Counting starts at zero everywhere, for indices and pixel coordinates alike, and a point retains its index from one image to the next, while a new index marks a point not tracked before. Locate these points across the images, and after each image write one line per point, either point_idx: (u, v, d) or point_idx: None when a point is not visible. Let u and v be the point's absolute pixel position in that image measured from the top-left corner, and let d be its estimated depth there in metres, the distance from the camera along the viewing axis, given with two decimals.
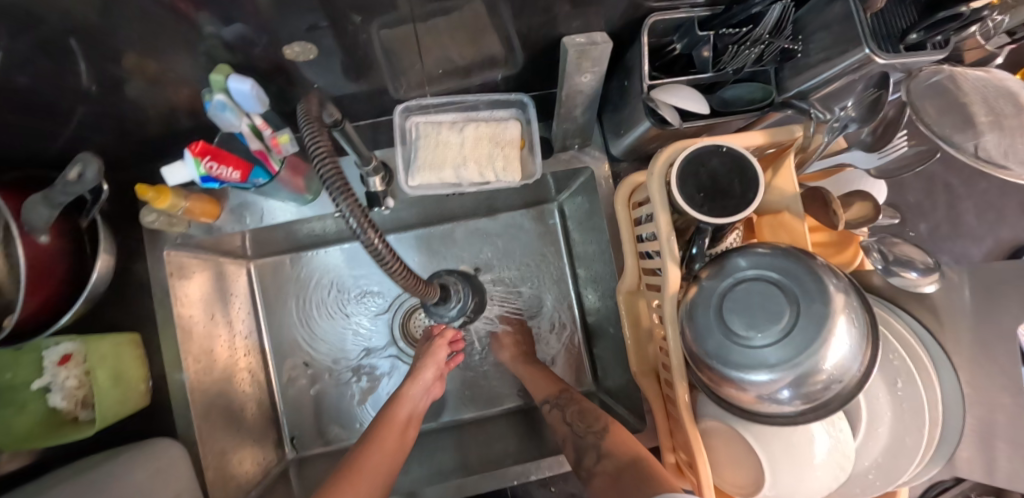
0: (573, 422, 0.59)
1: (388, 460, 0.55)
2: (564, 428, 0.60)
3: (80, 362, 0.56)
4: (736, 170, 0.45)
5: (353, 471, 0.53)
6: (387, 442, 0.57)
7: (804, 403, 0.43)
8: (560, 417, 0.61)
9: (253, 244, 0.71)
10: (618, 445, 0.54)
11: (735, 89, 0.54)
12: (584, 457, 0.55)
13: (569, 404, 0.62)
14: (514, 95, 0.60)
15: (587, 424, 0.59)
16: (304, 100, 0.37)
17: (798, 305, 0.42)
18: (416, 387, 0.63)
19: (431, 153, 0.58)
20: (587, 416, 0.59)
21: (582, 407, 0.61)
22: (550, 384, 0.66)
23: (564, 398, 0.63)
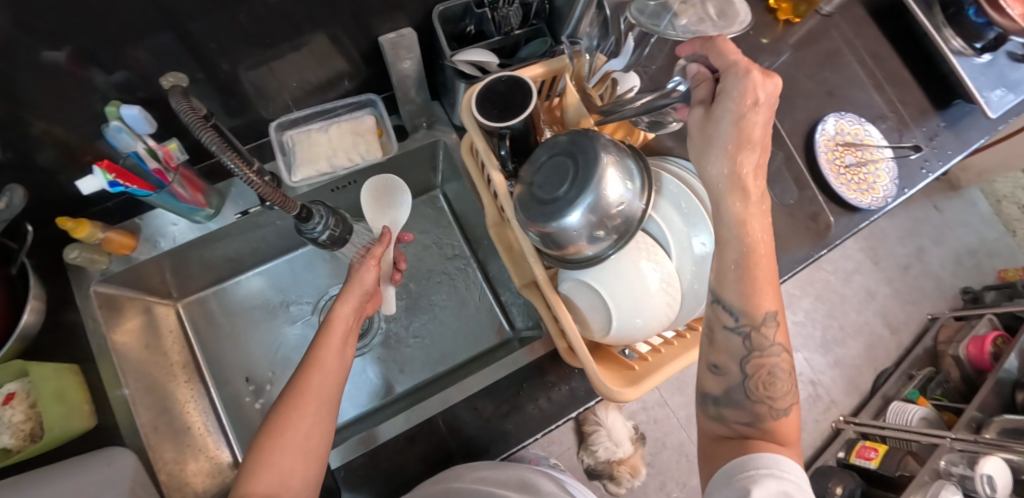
0: (753, 382, 0.49)
1: (330, 373, 0.57)
2: (735, 364, 0.50)
3: (25, 398, 0.61)
4: (516, 88, 0.61)
5: (300, 392, 0.55)
6: (329, 352, 0.58)
7: (611, 235, 0.57)
8: (747, 347, 0.49)
9: (176, 282, 0.80)
10: (786, 425, 0.49)
11: (528, 48, 0.71)
12: (741, 408, 0.49)
13: (765, 353, 0.49)
14: (364, 96, 0.75)
15: (774, 393, 0.49)
16: (171, 95, 0.48)
17: (583, 161, 0.56)
18: (347, 306, 0.62)
19: (306, 152, 0.72)
20: (777, 381, 0.49)
21: (771, 367, 0.49)
22: (767, 297, 0.49)
23: (768, 339, 0.49)
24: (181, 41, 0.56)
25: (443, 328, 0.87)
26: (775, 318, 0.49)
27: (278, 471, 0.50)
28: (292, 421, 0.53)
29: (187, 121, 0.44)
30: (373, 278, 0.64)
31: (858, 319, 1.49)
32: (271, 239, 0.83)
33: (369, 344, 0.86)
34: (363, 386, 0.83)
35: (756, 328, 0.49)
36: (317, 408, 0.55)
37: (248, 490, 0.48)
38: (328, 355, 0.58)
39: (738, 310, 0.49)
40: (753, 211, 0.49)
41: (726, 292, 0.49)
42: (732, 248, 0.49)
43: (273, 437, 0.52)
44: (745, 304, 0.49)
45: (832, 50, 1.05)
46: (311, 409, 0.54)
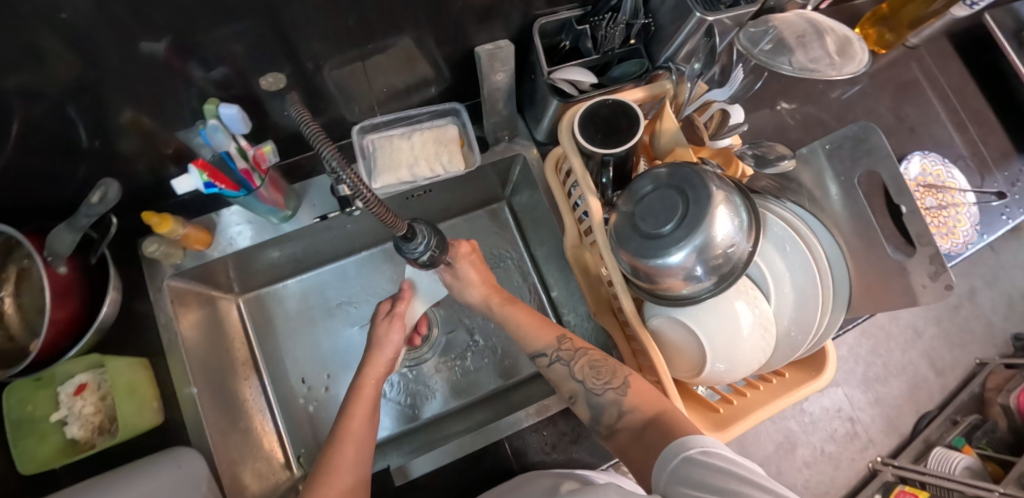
0: (585, 377, 0.60)
1: (362, 444, 0.56)
2: (574, 383, 0.60)
3: (96, 390, 0.62)
4: (623, 114, 0.58)
5: (334, 468, 0.54)
6: (358, 420, 0.58)
7: (714, 276, 0.55)
8: (567, 369, 0.61)
9: (240, 278, 0.80)
10: (635, 396, 0.56)
11: (620, 68, 0.68)
12: (605, 410, 0.57)
13: (578, 361, 0.61)
14: (448, 105, 0.73)
15: (603, 379, 0.59)
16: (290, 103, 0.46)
17: (692, 201, 0.53)
18: (375, 372, 0.63)
19: (388, 158, 0.70)
20: (601, 371, 0.59)
21: (590, 360, 0.61)
22: (549, 331, 0.64)
23: (567, 352, 0.62)
24: (286, 40, 0.55)
25: (499, 345, 0.86)
26: (549, 349, 0.63)
27: None
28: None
29: (309, 133, 0.42)
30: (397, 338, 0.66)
31: (903, 358, 1.45)
32: (337, 241, 0.82)
33: (426, 353, 0.84)
34: (416, 397, 0.82)
35: (559, 347, 0.63)
36: (356, 455, 0.55)
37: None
38: (358, 424, 0.57)
39: (543, 348, 0.63)
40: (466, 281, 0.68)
41: (529, 342, 0.64)
42: (517, 330, 0.66)
43: None
44: (542, 340, 0.63)
45: (915, 83, 1.01)
46: (350, 451, 0.55)
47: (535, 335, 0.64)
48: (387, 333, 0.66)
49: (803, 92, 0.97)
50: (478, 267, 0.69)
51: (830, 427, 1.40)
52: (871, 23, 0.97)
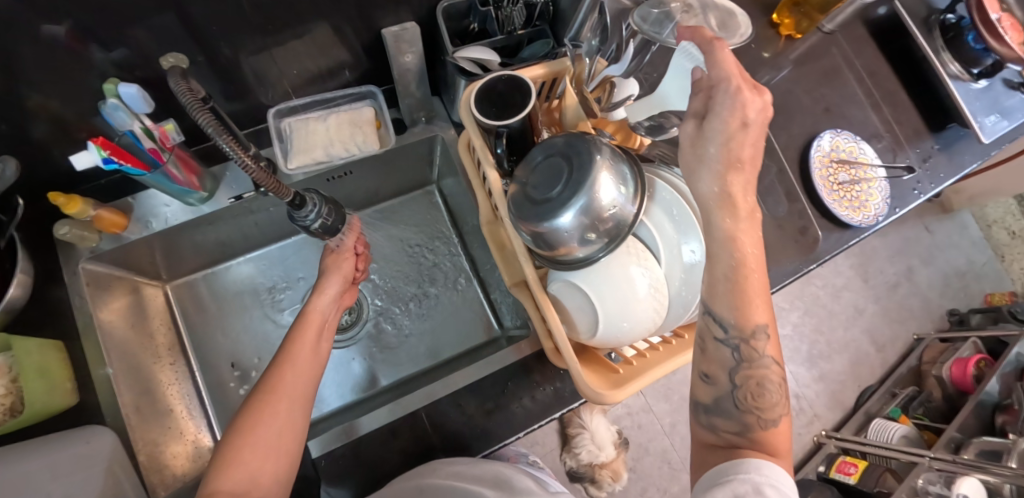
0: (743, 388, 0.47)
1: (306, 369, 0.60)
2: (724, 373, 0.48)
3: (7, 372, 0.59)
4: (516, 88, 0.61)
5: (271, 390, 0.56)
6: (302, 348, 0.60)
7: (604, 238, 0.58)
8: (735, 360, 0.47)
9: (166, 264, 0.80)
10: (776, 436, 0.46)
11: (530, 49, 0.71)
12: (738, 419, 0.47)
13: (755, 366, 0.47)
14: (364, 88, 0.75)
15: (758, 403, 0.46)
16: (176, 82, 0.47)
17: (576, 163, 0.57)
18: (322, 300, 0.66)
19: (302, 140, 0.71)
20: (768, 393, 0.47)
21: (760, 376, 0.47)
22: (758, 312, 0.46)
23: (749, 350, 0.47)
24: (182, 26, 0.56)
25: (429, 323, 0.87)
26: (732, 329, 0.47)
27: (249, 468, 0.51)
28: (264, 417, 0.54)
29: (185, 101, 0.44)
30: (350, 267, 0.70)
31: (845, 335, 1.51)
32: (263, 226, 0.83)
33: (357, 335, 0.86)
34: (345, 376, 0.83)
35: (746, 340, 0.47)
36: (293, 380, 0.58)
37: (222, 483, 0.49)
38: (299, 351, 0.60)
39: (728, 321, 0.47)
40: (744, 225, 0.46)
41: (720, 306, 0.47)
42: (720, 265, 0.46)
43: (247, 434, 0.53)
44: (739, 315, 0.46)
45: (831, 66, 1.06)
46: (282, 401, 0.56)
47: (739, 308, 0.46)
48: (337, 263, 0.70)
49: None
50: (744, 150, 0.45)
51: None
52: (787, 10, 1.03)
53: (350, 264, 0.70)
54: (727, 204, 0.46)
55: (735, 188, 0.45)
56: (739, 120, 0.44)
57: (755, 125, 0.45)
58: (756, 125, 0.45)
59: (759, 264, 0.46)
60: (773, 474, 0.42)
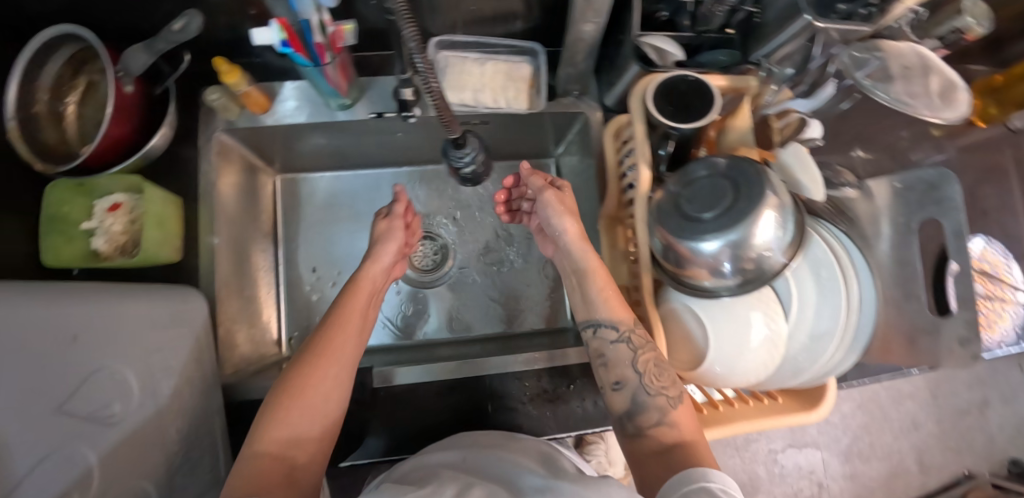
0: (646, 372, 0.55)
1: (358, 335, 0.60)
2: (629, 371, 0.55)
3: (128, 212, 0.63)
4: (699, 92, 0.57)
5: (324, 348, 0.56)
6: (355, 312, 0.61)
7: (738, 277, 0.55)
8: (630, 354, 0.56)
9: (283, 156, 0.81)
10: (683, 415, 0.53)
11: (710, 55, 0.67)
12: (646, 411, 0.53)
13: (645, 352, 0.56)
14: (527, 43, 0.70)
15: (660, 382, 0.54)
16: None
17: (741, 189, 0.53)
18: (376, 267, 0.68)
19: (455, 77, 0.69)
20: (663, 373, 0.55)
21: (655, 357, 0.56)
22: (620, 309, 0.58)
23: (638, 337, 0.56)
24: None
25: (507, 292, 0.85)
26: (618, 326, 0.57)
27: (294, 426, 0.50)
28: (314, 378, 0.53)
29: None
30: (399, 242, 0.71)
31: (892, 444, 1.41)
32: (381, 148, 0.82)
33: (437, 280, 0.85)
34: (412, 317, 0.83)
35: (632, 329, 0.57)
36: (347, 344, 0.57)
37: (263, 445, 0.48)
38: (354, 308, 0.61)
39: (610, 321, 0.58)
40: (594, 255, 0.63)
41: (598, 311, 0.59)
42: (591, 294, 0.60)
43: (296, 391, 0.52)
44: (613, 314, 0.58)
45: (1004, 167, 0.95)
46: (328, 363, 0.54)
47: (612, 308, 0.58)
48: (387, 235, 0.70)
49: (886, 143, 0.93)
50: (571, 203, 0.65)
51: (797, 485, 1.38)
52: (979, 93, 0.91)
53: (401, 233, 0.71)
54: (580, 237, 0.64)
55: (571, 230, 0.64)
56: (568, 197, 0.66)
57: (569, 193, 0.67)
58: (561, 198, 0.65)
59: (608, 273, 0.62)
60: (723, 480, 0.44)
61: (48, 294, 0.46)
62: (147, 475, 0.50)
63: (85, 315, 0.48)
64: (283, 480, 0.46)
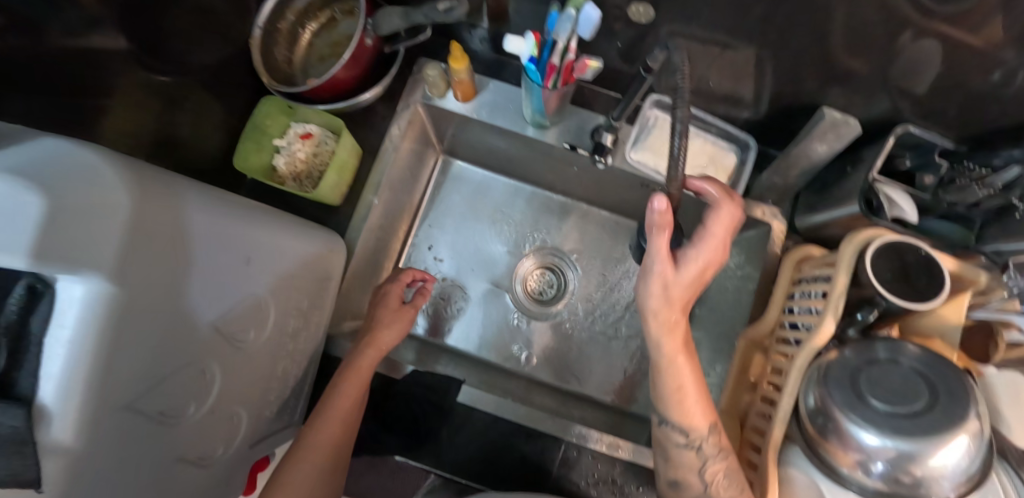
0: (712, 483, 0.51)
1: (343, 429, 0.57)
2: (694, 477, 0.52)
3: (315, 145, 0.67)
4: (926, 271, 0.53)
5: (303, 450, 0.55)
6: (342, 401, 0.57)
7: (884, 484, 0.49)
8: (696, 462, 0.52)
9: (457, 142, 0.82)
10: None
11: (936, 223, 0.62)
12: None
13: (715, 462, 0.51)
14: (744, 135, 0.67)
15: (731, 494, 0.50)
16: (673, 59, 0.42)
17: (937, 403, 0.48)
18: (371, 352, 0.62)
19: (660, 142, 0.67)
20: (732, 484, 0.50)
21: (728, 467, 0.51)
22: (700, 412, 0.52)
23: (709, 446, 0.52)
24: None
25: (606, 358, 0.81)
26: (688, 432, 0.52)
27: None
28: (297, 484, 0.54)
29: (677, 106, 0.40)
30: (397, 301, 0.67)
31: None
32: (548, 172, 0.80)
33: (547, 316, 0.83)
34: (507, 342, 0.81)
35: (702, 438, 0.52)
36: (334, 443, 0.57)
37: None
38: (344, 397, 0.58)
39: (681, 426, 0.52)
40: (678, 359, 0.52)
41: (666, 412, 0.53)
42: (663, 389, 0.53)
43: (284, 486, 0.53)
44: (683, 422, 0.52)
45: None
46: (313, 468, 0.55)
47: (682, 414, 0.52)
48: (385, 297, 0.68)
49: None
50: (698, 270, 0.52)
51: None
52: None
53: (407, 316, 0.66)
54: (668, 325, 0.52)
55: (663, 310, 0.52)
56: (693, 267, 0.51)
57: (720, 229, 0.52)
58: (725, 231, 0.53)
59: (688, 366, 0.52)
60: None
61: (253, 219, 0.49)
62: (243, 404, 0.52)
63: (270, 246, 0.51)
64: None
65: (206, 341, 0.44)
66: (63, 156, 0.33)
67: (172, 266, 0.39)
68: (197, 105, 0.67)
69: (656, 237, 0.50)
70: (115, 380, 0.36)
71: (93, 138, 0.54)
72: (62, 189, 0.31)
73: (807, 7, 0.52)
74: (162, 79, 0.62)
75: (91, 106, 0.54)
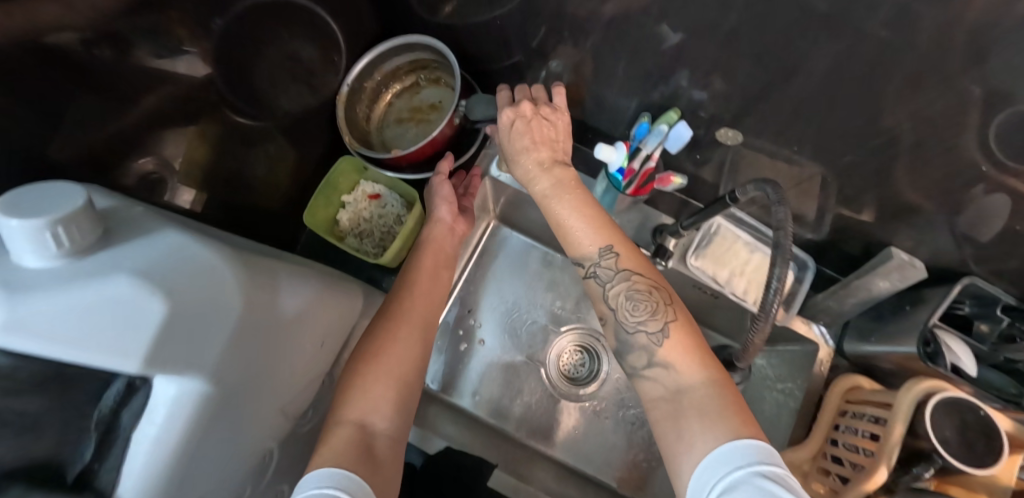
0: (620, 307, 0.49)
1: (434, 293, 0.59)
2: (605, 307, 0.50)
3: (381, 206, 0.68)
4: (982, 433, 0.53)
5: (393, 320, 0.53)
6: (422, 277, 0.59)
7: None
8: (603, 289, 0.50)
9: (514, 212, 0.83)
10: (675, 349, 0.45)
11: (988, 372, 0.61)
12: (632, 350, 0.48)
13: (618, 284, 0.49)
14: (803, 255, 0.68)
15: (638, 316, 0.48)
16: (776, 213, 0.43)
17: None
18: (443, 228, 0.64)
19: (720, 251, 0.68)
20: (637, 304, 0.48)
21: (633, 285, 0.49)
22: (596, 236, 0.51)
23: (610, 268, 0.50)
24: (760, 93, 0.56)
25: (631, 447, 0.79)
26: (588, 261, 0.51)
27: (370, 393, 0.47)
28: (393, 338, 0.51)
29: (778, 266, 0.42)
30: (449, 189, 0.64)
31: None
32: None
33: (578, 395, 0.82)
34: (534, 417, 0.80)
35: (605, 262, 0.50)
36: (423, 307, 0.56)
37: (343, 411, 0.46)
38: (409, 299, 0.56)
39: (580, 258, 0.52)
40: (561, 196, 0.53)
41: (565, 249, 0.53)
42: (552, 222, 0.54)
43: (363, 373, 0.48)
44: (579, 252, 0.52)
45: None
46: (409, 328, 0.53)
47: (581, 237, 0.51)
48: (437, 188, 0.64)
49: None
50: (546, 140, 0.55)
51: None
52: None
53: (446, 185, 0.64)
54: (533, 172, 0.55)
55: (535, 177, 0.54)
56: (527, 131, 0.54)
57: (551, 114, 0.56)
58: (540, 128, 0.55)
59: (573, 199, 0.53)
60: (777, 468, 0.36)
61: (329, 294, 0.49)
62: (287, 477, 0.51)
63: (341, 321, 0.51)
64: (357, 436, 0.43)
65: (274, 424, 0.43)
66: (182, 252, 0.33)
67: (265, 346, 0.39)
68: (274, 147, 0.67)
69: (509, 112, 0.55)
70: (191, 476, 0.35)
71: (158, 150, 0.52)
72: (183, 292, 0.31)
73: (888, 140, 0.55)
74: (256, 125, 0.63)
75: (161, 123, 0.51)
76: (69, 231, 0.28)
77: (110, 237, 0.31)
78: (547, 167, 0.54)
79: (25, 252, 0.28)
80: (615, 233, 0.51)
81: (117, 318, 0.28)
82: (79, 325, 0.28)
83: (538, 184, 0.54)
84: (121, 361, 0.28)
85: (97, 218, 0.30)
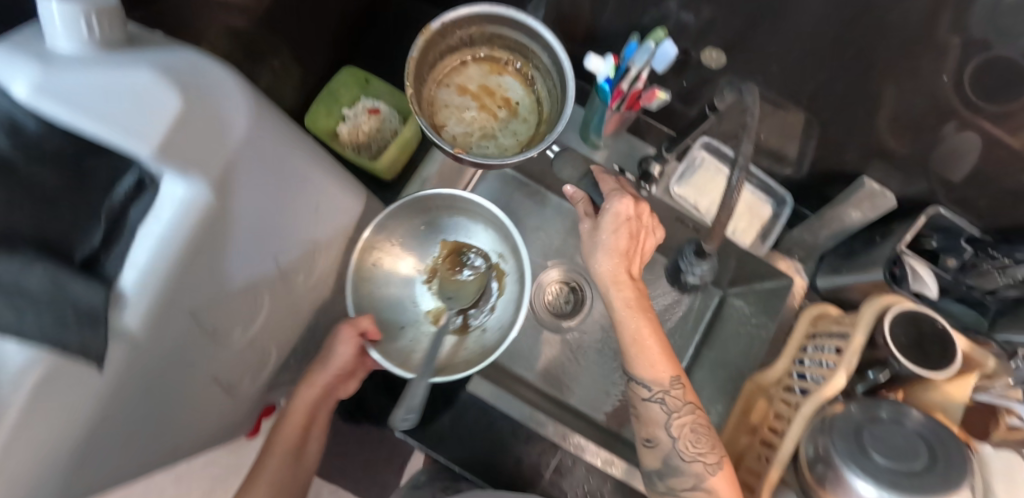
0: (681, 439, 0.54)
1: (285, 470, 0.57)
2: (662, 432, 0.55)
3: (380, 119, 0.72)
4: (938, 342, 0.55)
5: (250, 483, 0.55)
6: (273, 459, 0.57)
7: None
8: (663, 414, 0.55)
9: None
10: (720, 480, 0.53)
11: (951, 305, 0.66)
12: (681, 475, 0.53)
13: (681, 415, 0.54)
14: (782, 190, 0.72)
15: (698, 448, 0.53)
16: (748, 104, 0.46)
17: (934, 462, 0.50)
18: (310, 392, 0.58)
19: (702, 180, 0.72)
20: (699, 437, 0.54)
21: (694, 422, 0.54)
22: (662, 365, 0.55)
23: (674, 400, 0.54)
24: (741, 26, 0.59)
25: (610, 377, 0.82)
26: (654, 385, 0.55)
27: None
28: None
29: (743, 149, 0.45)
30: (349, 352, 0.58)
31: None
32: None
33: (562, 328, 0.84)
34: (518, 346, 0.83)
35: (665, 392, 0.54)
36: (284, 467, 0.57)
37: None
38: (277, 451, 0.57)
39: (647, 381, 0.55)
40: (629, 302, 0.56)
41: (635, 367, 0.55)
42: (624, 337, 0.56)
43: None
44: (651, 375, 0.55)
45: None
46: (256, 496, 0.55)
47: (642, 366, 0.55)
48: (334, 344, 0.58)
49: None
50: (627, 242, 0.56)
51: None
52: None
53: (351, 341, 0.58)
54: (615, 279, 0.57)
55: (615, 280, 0.56)
56: (618, 235, 0.56)
57: (645, 227, 0.58)
58: (629, 230, 0.56)
59: (653, 325, 0.56)
60: None
61: (328, 172, 0.52)
62: (275, 342, 0.54)
63: (337, 201, 0.55)
64: None
65: (267, 270, 0.47)
66: (197, 70, 0.37)
67: (263, 181, 0.42)
68: (281, 62, 0.71)
69: (618, 205, 0.56)
70: (186, 288, 0.38)
71: None
72: (196, 99, 0.34)
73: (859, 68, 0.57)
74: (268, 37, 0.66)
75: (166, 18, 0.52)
76: (100, 21, 0.32)
77: (134, 44, 0.35)
78: (632, 277, 0.57)
79: (59, 34, 0.31)
80: (677, 362, 0.56)
81: (137, 103, 0.32)
82: (99, 100, 0.31)
83: (620, 294, 0.56)
84: (135, 142, 0.31)
85: (124, 22, 0.34)
